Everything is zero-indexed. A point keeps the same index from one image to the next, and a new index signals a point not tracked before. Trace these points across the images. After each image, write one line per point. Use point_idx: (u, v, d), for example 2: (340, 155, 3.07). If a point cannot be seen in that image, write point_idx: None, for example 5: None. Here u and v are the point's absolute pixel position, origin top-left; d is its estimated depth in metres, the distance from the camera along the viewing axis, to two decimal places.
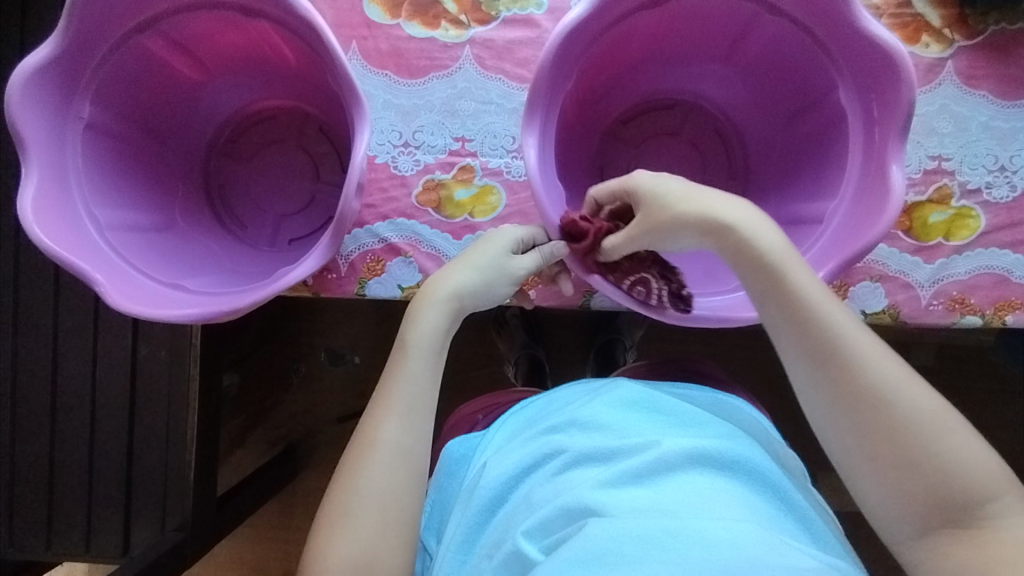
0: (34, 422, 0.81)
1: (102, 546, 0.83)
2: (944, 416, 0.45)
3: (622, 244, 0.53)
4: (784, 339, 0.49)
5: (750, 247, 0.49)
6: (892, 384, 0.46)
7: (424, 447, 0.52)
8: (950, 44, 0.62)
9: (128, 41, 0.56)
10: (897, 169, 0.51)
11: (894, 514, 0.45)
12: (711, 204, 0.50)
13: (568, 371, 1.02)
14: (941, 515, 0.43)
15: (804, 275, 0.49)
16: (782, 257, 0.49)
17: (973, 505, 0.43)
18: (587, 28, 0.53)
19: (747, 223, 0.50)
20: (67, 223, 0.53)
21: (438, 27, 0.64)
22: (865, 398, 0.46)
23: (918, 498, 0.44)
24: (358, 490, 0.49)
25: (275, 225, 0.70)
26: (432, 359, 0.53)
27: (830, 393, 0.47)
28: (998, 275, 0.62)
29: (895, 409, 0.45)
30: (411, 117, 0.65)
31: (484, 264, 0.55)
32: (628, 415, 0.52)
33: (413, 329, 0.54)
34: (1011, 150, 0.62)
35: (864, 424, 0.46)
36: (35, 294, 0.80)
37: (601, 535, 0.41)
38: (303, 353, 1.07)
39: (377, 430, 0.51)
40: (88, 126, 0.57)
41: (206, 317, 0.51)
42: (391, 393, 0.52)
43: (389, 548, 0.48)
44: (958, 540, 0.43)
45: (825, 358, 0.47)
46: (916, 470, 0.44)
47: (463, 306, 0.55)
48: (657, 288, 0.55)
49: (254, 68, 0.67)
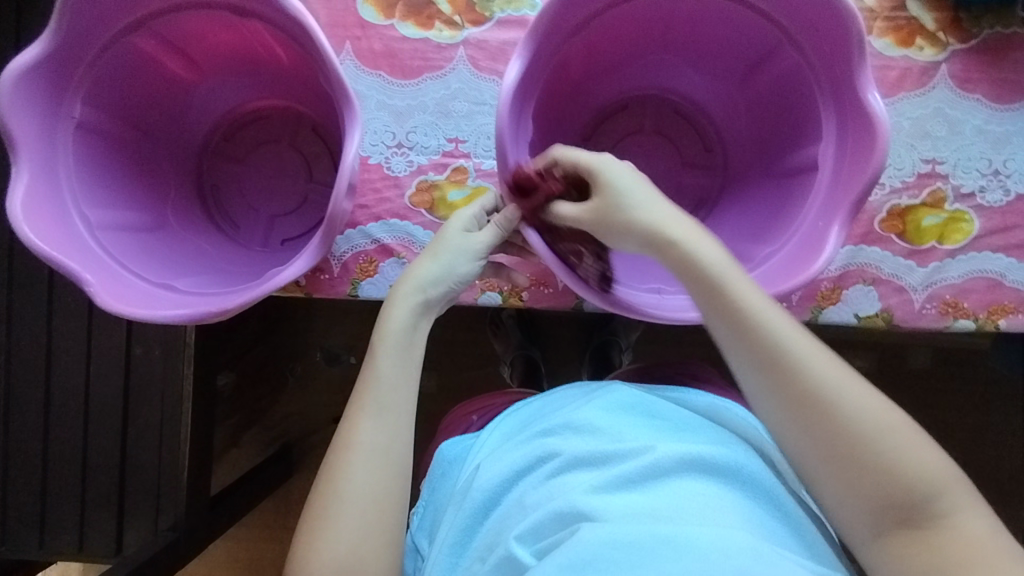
0: (27, 421, 0.81)
1: (95, 545, 0.83)
2: (888, 420, 0.45)
3: (572, 217, 0.52)
4: (733, 351, 0.49)
5: (688, 257, 0.49)
6: (835, 389, 0.46)
7: (405, 448, 0.52)
8: (945, 47, 0.62)
9: (120, 40, 0.56)
10: (864, 168, 0.51)
11: (852, 517, 0.45)
12: (654, 211, 0.50)
13: (564, 371, 1.02)
14: (894, 515, 0.43)
15: (744, 282, 0.49)
16: (724, 268, 0.49)
17: (921, 505, 0.43)
18: (561, 26, 0.54)
19: (684, 233, 0.49)
20: (57, 223, 0.53)
21: (433, 28, 0.64)
22: (809, 404, 0.46)
23: (871, 500, 0.44)
24: (339, 494, 0.49)
25: (268, 225, 0.70)
26: (404, 357, 0.53)
27: (780, 402, 0.47)
28: (991, 280, 0.62)
29: (842, 419, 0.45)
30: (404, 117, 0.64)
31: (447, 250, 0.55)
32: (620, 418, 0.52)
33: (381, 326, 0.54)
34: (1005, 154, 0.62)
35: (816, 432, 0.45)
36: (29, 293, 0.80)
37: (593, 539, 0.41)
38: (299, 353, 1.06)
39: (354, 433, 0.51)
40: (79, 126, 0.57)
41: (195, 318, 0.51)
42: (373, 398, 0.52)
43: (374, 554, 0.48)
44: (913, 542, 0.42)
45: (771, 371, 0.47)
46: (867, 477, 0.44)
47: (429, 298, 0.55)
48: (590, 264, 0.57)
49: (247, 68, 0.67)
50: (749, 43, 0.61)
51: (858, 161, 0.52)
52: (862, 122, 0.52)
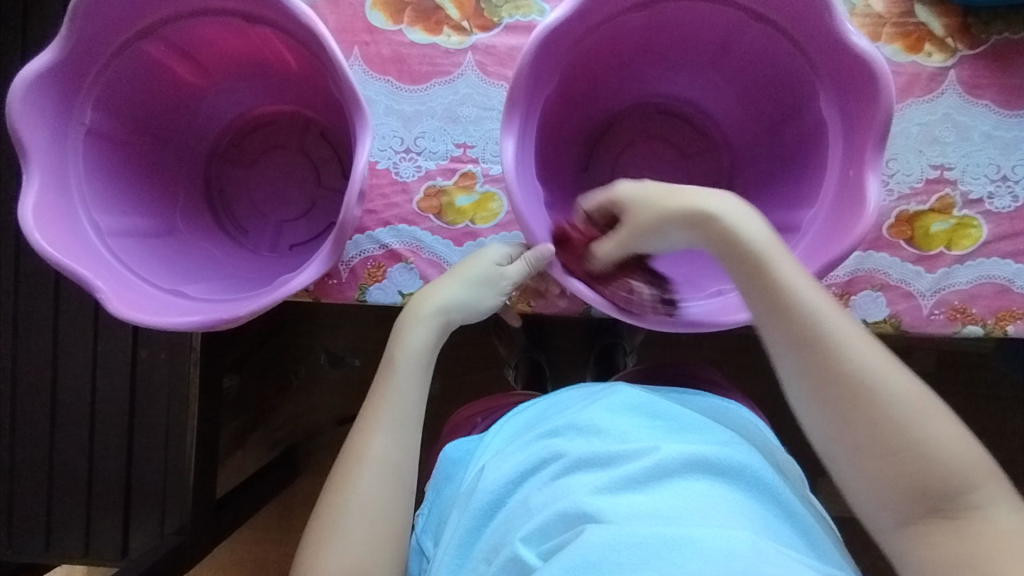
0: (34, 425, 0.81)
1: (102, 548, 0.83)
2: (926, 405, 0.45)
3: (613, 249, 0.54)
4: (770, 330, 0.49)
5: (732, 238, 0.49)
6: (873, 371, 0.45)
7: (415, 459, 0.52)
8: (953, 53, 0.62)
9: (130, 47, 0.56)
10: (875, 176, 0.50)
11: (877, 503, 0.45)
12: (694, 197, 0.50)
13: (569, 374, 1.02)
14: (923, 503, 0.43)
15: (790, 264, 0.48)
16: (766, 246, 0.49)
17: (954, 494, 0.43)
18: (570, 30, 0.54)
19: (729, 213, 0.49)
20: (69, 229, 0.53)
21: (440, 33, 0.64)
22: (845, 385, 0.45)
23: (899, 486, 0.44)
24: (347, 507, 0.49)
25: (276, 230, 0.70)
26: (416, 372, 0.54)
27: (815, 382, 0.47)
28: (999, 285, 0.62)
29: (880, 401, 0.45)
30: (412, 123, 0.64)
31: (471, 279, 0.56)
32: (625, 418, 0.52)
33: (401, 345, 0.54)
34: (1013, 160, 0.62)
35: (851, 414, 0.45)
36: (36, 296, 0.80)
37: (598, 541, 0.41)
38: (304, 355, 1.06)
39: (365, 447, 0.51)
40: (88, 132, 0.57)
41: (207, 325, 0.51)
42: (378, 409, 0.52)
43: (380, 562, 0.48)
44: (943, 530, 0.43)
45: (808, 348, 0.47)
46: (899, 460, 0.44)
47: (450, 321, 0.56)
48: (645, 292, 0.56)
49: (255, 73, 0.67)
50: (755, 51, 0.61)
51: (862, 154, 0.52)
52: (862, 121, 0.52)
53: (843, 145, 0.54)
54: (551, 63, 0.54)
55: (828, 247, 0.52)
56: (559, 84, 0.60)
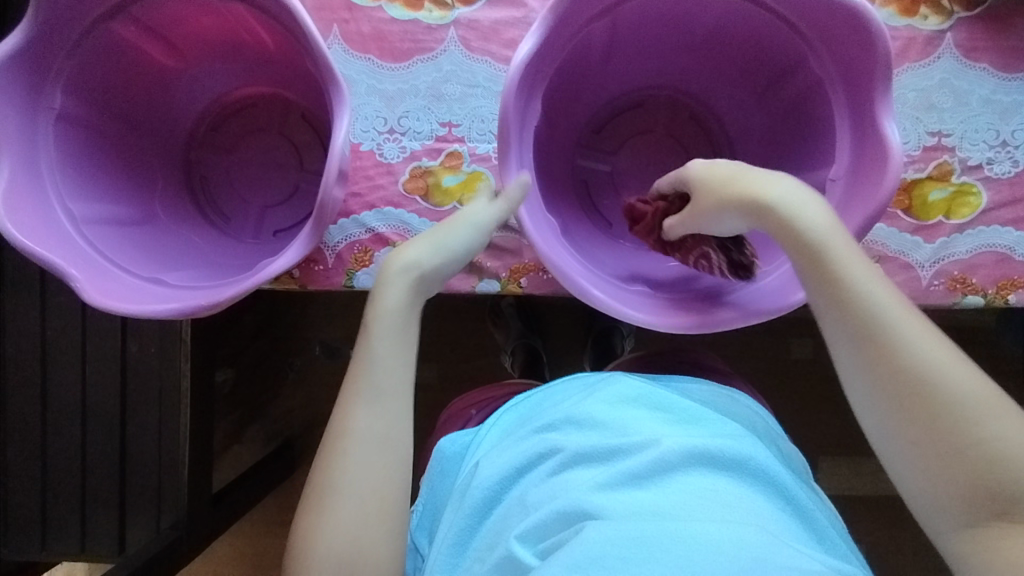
0: (24, 421, 0.80)
1: (98, 544, 0.82)
2: (993, 403, 0.42)
3: (677, 227, 0.55)
4: (828, 317, 0.47)
5: (790, 226, 0.47)
6: (943, 365, 0.43)
7: (402, 433, 0.49)
8: (949, 15, 0.60)
9: (100, 27, 0.54)
10: (895, 152, 0.48)
11: (935, 502, 0.42)
12: (757, 182, 0.49)
13: (568, 360, 1.00)
14: (986, 505, 0.40)
15: (849, 250, 0.47)
16: (826, 235, 0.47)
17: (1018, 498, 0.40)
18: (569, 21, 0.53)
19: (790, 201, 0.48)
20: (41, 219, 0.52)
21: (422, 9, 0.63)
22: (908, 376, 0.43)
23: (961, 486, 0.41)
24: (334, 486, 0.47)
25: (259, 217, 0.69)
26: (398, 335, 0.50)
27: (873, 370, 0.45)
28: (1000, 254, 0.60)
29: (941, 395, 0.42)
30: (395, 102, 0.63)
31: (446, 231, 0.53)
32: (624, 410, 0.50)
33: (374, 305, 0.51)
34: (1013, 124, 0.60)
35: (906, 407, 0.43)
36: (22, 292, 0.79)
37: (599, 538, 0.39)
38: (299, 346, 1.05)
39: (348, 420, 0.48)
40: (60, 117, 0.56)
41: (184, 313, 0.49)
42: (357, 379, 0.49)
43: (374, 544, 0.46)
44: (1005, 536, 0.40)
45: (865, 338, 0.45)
46: (961, 456, 0.41)
47: (424, 273, 0.52)
48: (717, 262, 0.54)
49: (232, 53, 0.65)
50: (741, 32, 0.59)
51: (876, 152, 0.50)
52: (873, 127, 0.51)
53: (852, 139, 0.53)
54: (541, 71, 0.53)
55: (864, 198, 0.50)
56: (553, 82, 0.59)
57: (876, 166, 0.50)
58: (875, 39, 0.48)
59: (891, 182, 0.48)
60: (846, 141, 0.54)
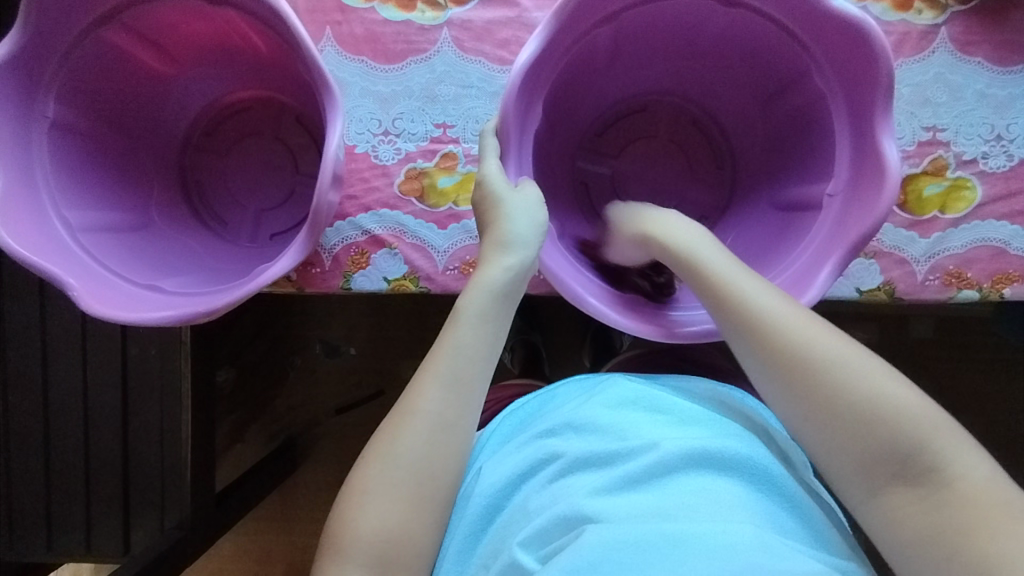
0: (28, 424, 0.81)
1: (103, 545, 0.82)
2: (879, 378, 0.43)
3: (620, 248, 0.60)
4: (723, 324, 0.49)
5: (675, 248, 0.52)
6: (812, 343, 0.45)
7: (470, 421, 0.48)
8: (944, 9, 0.60)
9: (92, 34, 0.54)
10: (892, 155, 0.49)
11: (847, 476, 0.43)
12: (657, 219, 0.55)
13: (567, 355, 1.01)
14: (887, 473, 0.41)
15: (725, 261, 0.50)
16: (704, 251, 0.51)
17: (913, 460, 0.41)
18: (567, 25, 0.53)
19: (678, 230, 0.53)
20: (37, 228, 0.52)
21: (414, 10, 0.62)
22: (794, 367, 0.45)
23: (861, 460, 0.42)
24: (397, 459, 0.46)
25: (255, 220, 0.69)
26: (484, 324, 0.50)
27: (765, 366, 0.46)
28: (994, 248, 0.60)
29: (826, 379, 0.44)
30: (390, 104, 0.63)
31: (512, 213, 0.51)
32: (625, 413, 0.50)
33: (467, 296, 0.51)
34: (1007, 118, 0.60)
35: (800, 395, 0.44)
36: (21, 297, 0.79)
37: (599, 542, 0.40)
38: (299, 346, 1.06)
39: (420, 400, 0.48)
40: (53, 125, 0.56)
41: (181, 320, 0.50)
42: (436, 362, 0.49)
43: (414, 530, 0.45)
44: (910, 501, 0.40)
45: (754, 337, 0.47)
46: (860, 431, 0.42)
47: (521, 263, 0.52)
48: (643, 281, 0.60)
49: (225, 56, 0.65)
50: (732, 32, 0.59)
51: (875, 153, 0.51)
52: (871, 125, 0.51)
53: (850, 137, 0.53)
54: (542, 77, 0.53)
55: (866, 199, 0.51)
56: (554, 89, 0.59)
57: (875, 170, 0.51)
58: (871, 38, 0.49)
59: (887, 204, 0.49)
60: (843, 139, 0.54)
